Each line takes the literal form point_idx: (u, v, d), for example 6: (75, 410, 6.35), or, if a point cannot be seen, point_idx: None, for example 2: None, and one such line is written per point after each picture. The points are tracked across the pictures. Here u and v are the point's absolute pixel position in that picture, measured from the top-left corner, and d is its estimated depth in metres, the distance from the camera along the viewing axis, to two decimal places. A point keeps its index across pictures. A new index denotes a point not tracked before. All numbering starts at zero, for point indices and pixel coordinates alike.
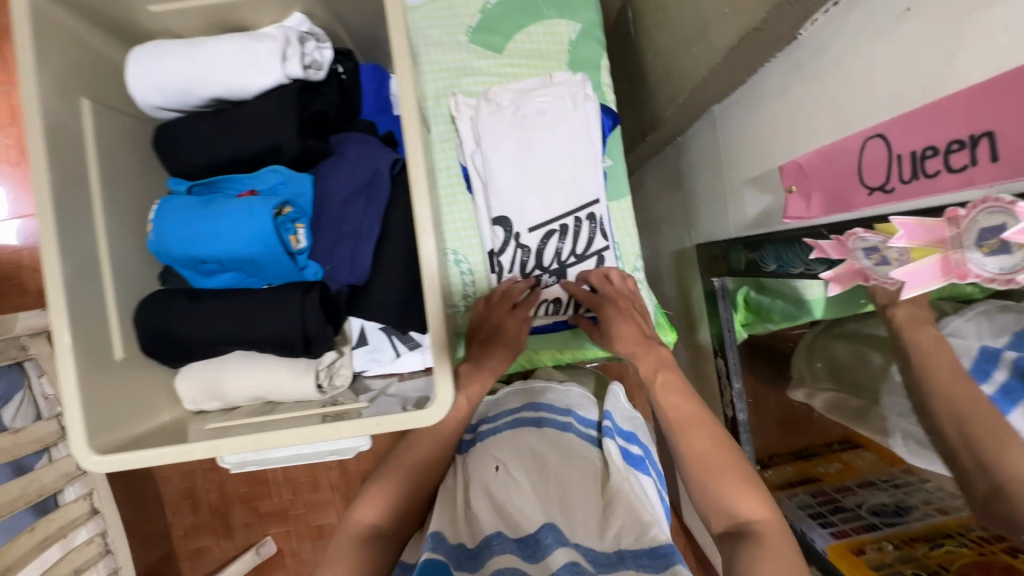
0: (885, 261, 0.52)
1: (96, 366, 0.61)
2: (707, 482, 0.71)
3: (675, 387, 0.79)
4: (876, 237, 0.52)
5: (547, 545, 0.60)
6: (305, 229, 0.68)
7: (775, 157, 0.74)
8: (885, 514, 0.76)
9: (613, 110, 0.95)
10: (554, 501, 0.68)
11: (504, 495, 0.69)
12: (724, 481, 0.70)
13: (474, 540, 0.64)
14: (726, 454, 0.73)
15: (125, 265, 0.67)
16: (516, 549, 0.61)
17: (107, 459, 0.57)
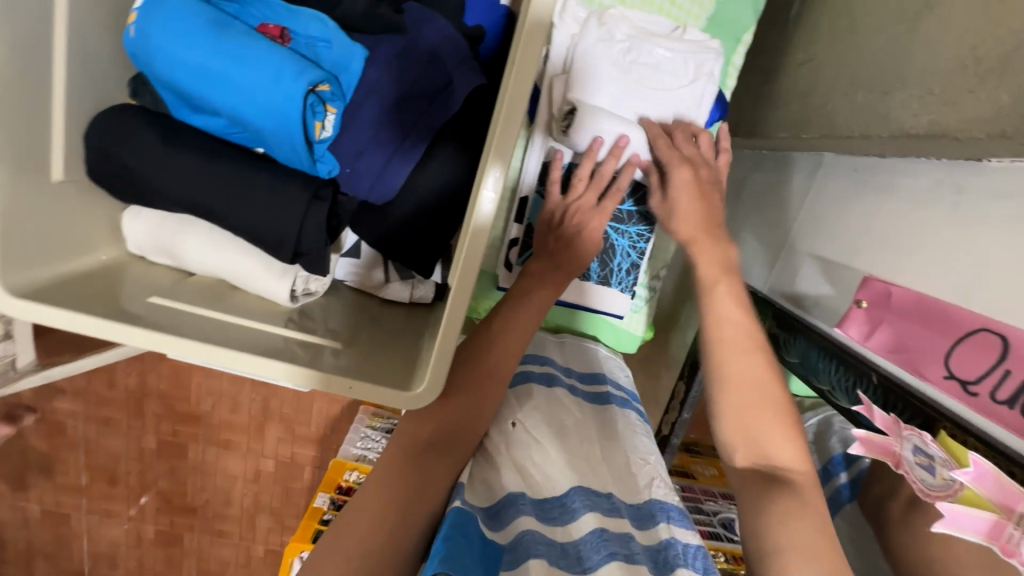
0: (929, 469, 0.49)
1: (29, 184, 0.48)
2: (737, 417, 0.59)
3: (729, 295, 0.66)
4: (939, 452, 0.48)
5: (575, 510, 0.59)
6: (336, 116, 0.52)
7: (861, 256, 0.67)
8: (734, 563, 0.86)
9: (725, 100, 0.80)
10: (576, 463, 0.67)
11: (522, 457, 0.66)
12: (768, 423, 0.58)
13: (485, 503, 0.59)
14: (777, 400, 0.59)
15: (90, 56, 0.50)
16: (539, 515, 0.58)
17: (21, 305, 0.47)
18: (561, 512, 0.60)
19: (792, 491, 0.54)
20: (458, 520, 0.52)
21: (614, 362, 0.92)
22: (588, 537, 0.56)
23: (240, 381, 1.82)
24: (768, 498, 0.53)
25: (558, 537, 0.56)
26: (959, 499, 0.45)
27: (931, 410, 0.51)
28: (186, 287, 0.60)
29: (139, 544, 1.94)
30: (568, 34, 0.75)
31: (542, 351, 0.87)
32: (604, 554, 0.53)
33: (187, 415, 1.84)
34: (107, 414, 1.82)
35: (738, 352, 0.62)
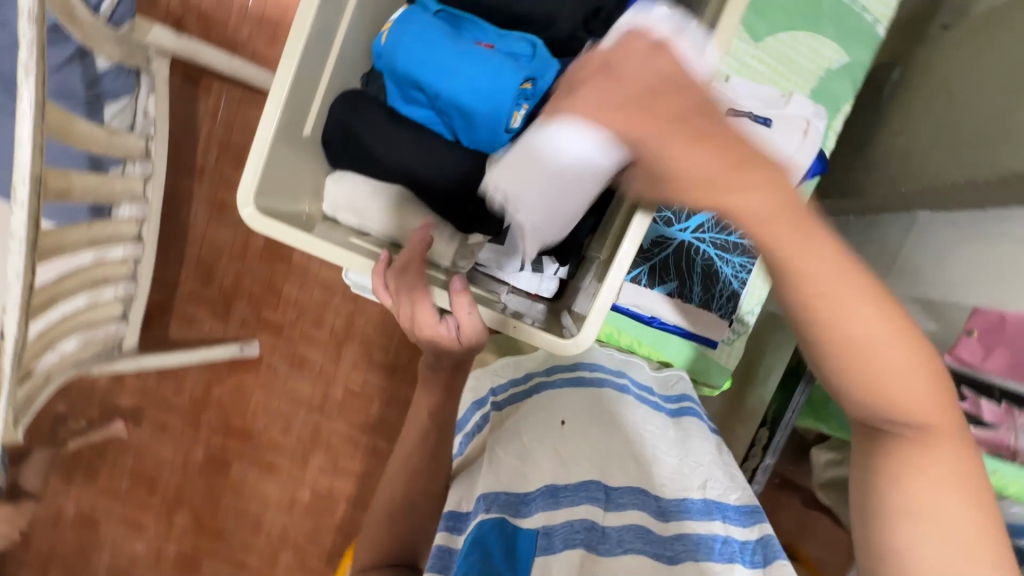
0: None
1: (289, 131, 0.61)
2: (858, 387, 0.39)
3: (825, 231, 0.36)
4: None
5: (620, 503, 0.67)
6: (525, 111, 0.64)
7: (966, 295, 0.72)
8: None
9: (825, 157, 0.90)
10: (600, 457, 0.72)
11: (572, 455, 0.72)
12: (884, 373, 0.38)
13: (514, 491, 0.68)
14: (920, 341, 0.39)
15: (347, 49, 0.65)
16: (556, 502, 0.66)
17: (262, 219, 0.58)
18: (614, 539, 0.64)
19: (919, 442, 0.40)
20: (481, 530, 0.61)
21: (682, 380, 0.89)
22: (629, 527, 0.65)
23: (298, 402, 1.86)
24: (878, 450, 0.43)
25: (599, 520, 0.65)
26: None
27: None
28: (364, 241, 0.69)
29: (158, 563, 1.89)
30: None
31: (590, 356, 0.86)
32: (644, 545, 0.63)
33: (240, 431, 1.88)
34: (166, 418, 1.88)
35: (830, 266, 0.37)
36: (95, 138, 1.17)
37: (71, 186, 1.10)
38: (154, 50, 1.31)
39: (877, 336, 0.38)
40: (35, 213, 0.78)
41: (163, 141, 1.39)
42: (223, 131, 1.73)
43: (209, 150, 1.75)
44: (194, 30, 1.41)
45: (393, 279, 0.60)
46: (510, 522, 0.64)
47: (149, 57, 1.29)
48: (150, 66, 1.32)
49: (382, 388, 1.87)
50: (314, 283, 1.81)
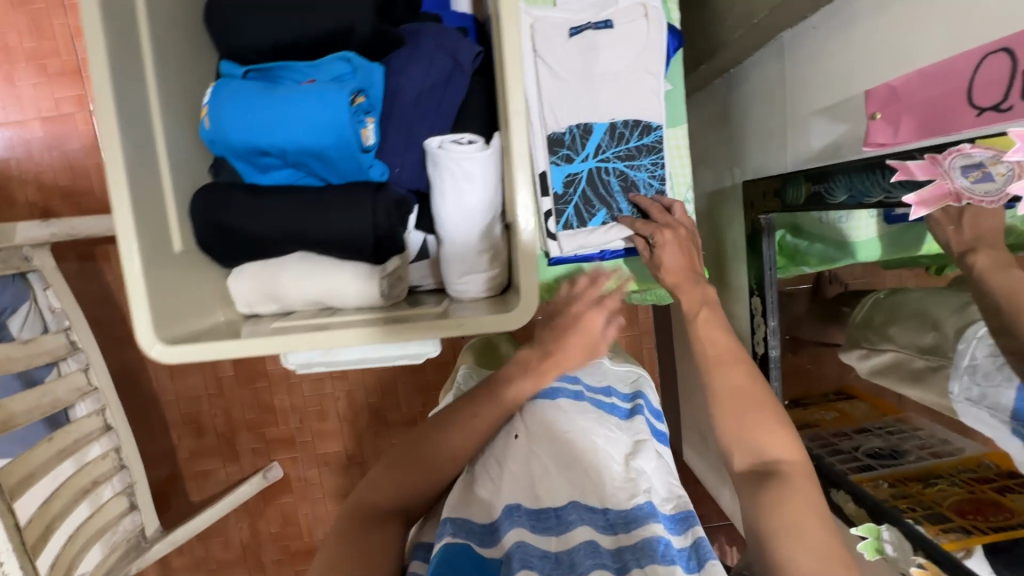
0: (988, 177, 0.54)
1: (158, 255, 0.58)
2: (736, 427, 0.68)
3: (716, 324, 0.75)
4: (985, 152, 0.53)
5: (570, 521, 0.66)
6: (375, 124, 0.63)
7: (855, 84, 0.72)
8: (880, 456, 0.91)
9: (678, 28, 0.89)
10: (557, 467, 0.72)
11: (524, 467, 0.72)
12: (759, 426, 0.67)
13: (483, 519, 0.67)
14: (765, 399, 0.69)
15: (177, 149, 0.62)
16: (530, 524, 0.65)
17: (176, 349, 0.56)
18: (569, 562, 0.61)
19: (784, 480, 0.63)
20: (446, 554, 0.61)
21: (641, 376, 0.95)
22: (579, 546, 0.62)
23: (343, 495, 1.83)
24: (763, 494, 0.63)
25: (549, 548, 0.63)
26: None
27: (967, 140, 0.55)
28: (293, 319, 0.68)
29: None
30: (529, 27, 0.86)
31: (563, 365, 0.87)
32: (595, 559, 0.60)
33: (304, 551, 1.86)
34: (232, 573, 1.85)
35: (727, 366, 0.71)
36: (10, 360, 1.14)
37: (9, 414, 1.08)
38: (28, 247, 1.27)
39: (766, 437, 0.67)
40: None
41: (83, 327, 1.35)
42: None
43: None
44: (62, 210, 1.36)
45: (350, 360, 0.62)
46: (477, 549, 0.63)
47: (26, 257, 1.26)
48: (32, 265, 1.28)
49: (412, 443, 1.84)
50: (300, 384, 1.77)
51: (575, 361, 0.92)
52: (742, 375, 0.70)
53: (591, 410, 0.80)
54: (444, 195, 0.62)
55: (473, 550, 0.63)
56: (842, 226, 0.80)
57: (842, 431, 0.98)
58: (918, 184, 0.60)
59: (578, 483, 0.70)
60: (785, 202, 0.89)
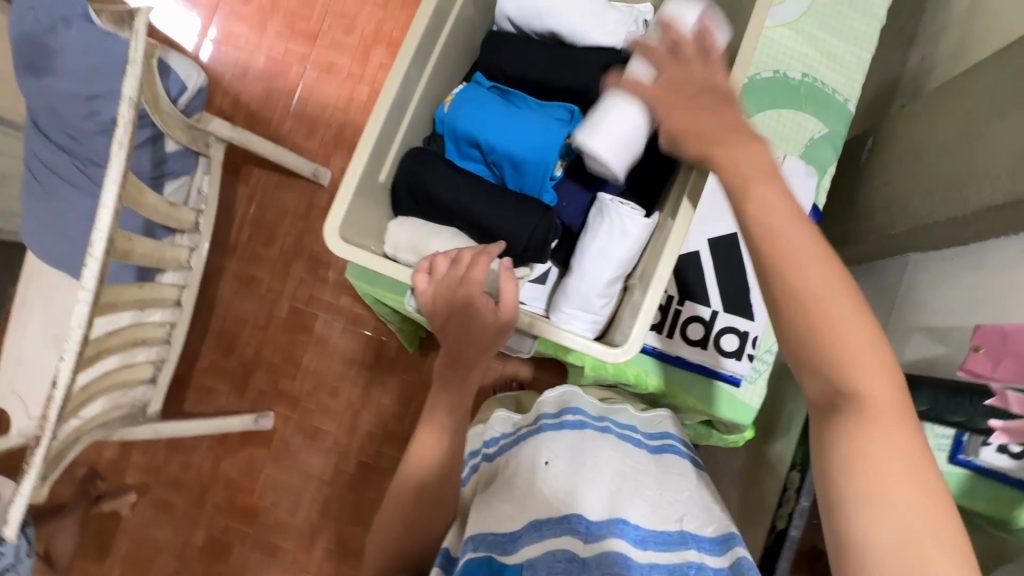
0: None
1: (366, 175, 0.73)
2: (822, 356, 0.51)
3: (822, 258, 0.52)
4: None
5: (599, 535, 0.73)
6: (566, 162, 0.77)
7: (966, 319, 0.79)
8: None
9: (819, 211, 1.02)
10: (590, 503, 0.76)
11: (557, 493, 0.77)
12: (850, 355, 0.50)
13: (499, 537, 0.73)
14: (869, 329, 0.51)
15: (415, 114, 0.79)
16: (561, 529, 0.72)
17: (347, 246, 0.69)
18: (567, 560, 0.69)
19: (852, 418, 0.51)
20: (467, 567, 0.68)
21: (666, 418, 1.01)
22: (611, 554, 0.70)
23: (309, 476, 1.91)
24: (829, 442, 0.52)
25: (579, 552, 0.70)
26: None
27: None
28: None
29: None
30: None
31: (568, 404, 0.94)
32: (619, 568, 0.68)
33: (246, 510, 1.88)
34: (168, 497, 1.88)
35: (840, 297, 0.51)
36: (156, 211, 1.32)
37: (132, 249, 1.21)
38: (213, 137, 1.50)
39: (882, 394, 0.50)
40: (89, 323, 1.03)
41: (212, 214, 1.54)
42: (256, 213, 2.00)
43: (245, 229, 2.00)
44: None
45: (444, 260, 0.69)
46: (497, 560, 0.70)
47: (208, 143, 1.50)
48: (208, 150, 1.51)
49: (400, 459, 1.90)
50: (335, 355, 1.96)
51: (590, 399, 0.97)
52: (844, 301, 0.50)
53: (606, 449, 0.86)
54: (598, 236, 0.73)
55: (495, 561, 0.70)
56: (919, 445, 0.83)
57: None
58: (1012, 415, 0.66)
59: (614, 499, 0.78)
60: None
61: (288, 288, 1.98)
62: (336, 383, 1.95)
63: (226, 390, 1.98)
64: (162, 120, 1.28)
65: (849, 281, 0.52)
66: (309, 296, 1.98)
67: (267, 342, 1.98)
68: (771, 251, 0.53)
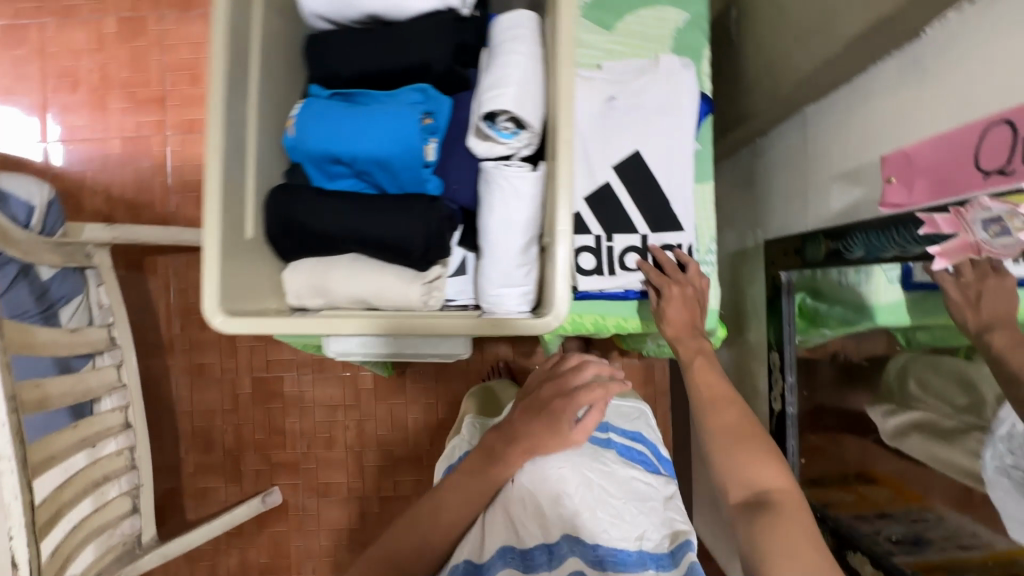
0: (1006, 229, 0.56)
1: (231, 238, 0.66)
2: (730, 459, 0.74)
3: (711, 377, 0.85)
4: (1002, 206, 0.56)
5: (562, 555, 0.80)
6: (437, 144, 0.71)
7: (871, 153, 0.79)
8: (906, 542, 0.85)
9: (709, 98, 1.00)
10: (551, 502, 0.83)
11: (523, 509, 0.82)
12: (749, 453, 0.73)
13: (479, 557, 0.80)
14: (759, 432, 0.77)
15: (261, 152, 0.71)
16: (521, 563, 0.80)
17: (236, 319, 0.63)
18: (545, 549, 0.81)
19: (777, 511, 0.67)
20: None
21: (644, 414, 1.13)
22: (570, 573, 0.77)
23: (336, 530, 1.87)
24: (766, 526, 0.65)
25: None
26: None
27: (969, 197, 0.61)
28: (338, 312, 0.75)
29: None
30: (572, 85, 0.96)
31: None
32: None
33: None
34: None
35: (764, 460, 0.73)
36: (58, 344, 1.22)
37: (47, 393, 1.11)
38: (91, 245, 1.38)
39: (787, 485, 0.71)
40: None
41: (125, 323, 1.43)
42: (177, 301, 1.87)
43: (173, 321, 1.88)
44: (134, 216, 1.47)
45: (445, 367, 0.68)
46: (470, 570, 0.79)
47: (88, 253, 1.37)
48: (92, 260, 1.38)
49: (418, 481, 1.88)
50: (315, 408, 1.89)
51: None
52: (774, 469, 0.72)
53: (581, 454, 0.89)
54: (492, 210, 0.68)
55: None
56: (861, 288, 0.83)
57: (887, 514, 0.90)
58: (941, 236, 0.64)
59: (575, 525, 0.81)
60: (805, 259, 0.94)
61: (243, 364, 1.89)
62: (328, 435, 1.89)
63: (222, 484, 1.90)
64: (20, 249, 1.16)
65: (765, 435, 0.76)
66: (266, 362, 1.89)
67: (244, 422, 1.91)
68: (704, 394, 0.83)
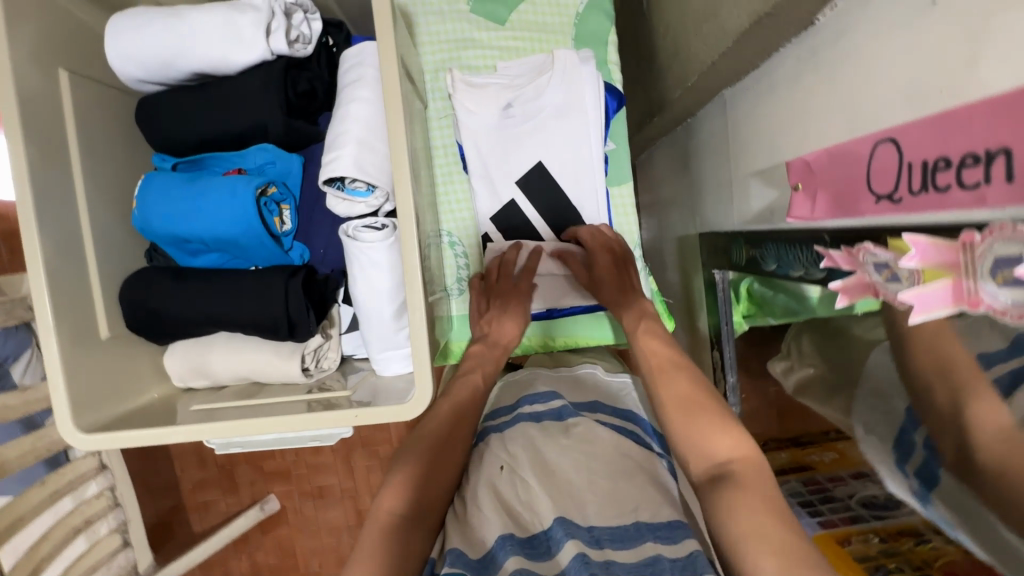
0: (896, 277, 0.49)
1: (81, 344, 0.62)
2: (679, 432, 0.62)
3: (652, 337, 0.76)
4: (888, 255, 0.49)
5: (562, 539, 0.60)
6: (290, 211, 0.67)
7: (781, 153, 0.70)
8: (874, 507, 0.66)
9: (619, 90, 0.91)
10: (545, 477, 0.70)
11: (512, 493, 0.68)
12: (696, 422, 0.61)
13: (475, 552, 0.61)
14: (706, 400, 0.64)
15: (104, 241, 0.66)
16: (525, 552, 0.60)
17: (92, 438, 0.59)
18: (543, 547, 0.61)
19: (738, 483, 0.55)
20: None
21: (635, 392, 0.93)
22: (570, 563, 0.56)
23: (337, 530, 1.76)
24: (719, 496, 0.55)
25: (532, 566, 0.57)
26: (922, 282, 0.45)
27: (864, 226, 0.54)
28: (223, 394, 0.71)
29: None
30: (463, 99, 0.88)
31: (542, 388, 0.88)
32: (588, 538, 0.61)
33: None
34: None
35: (716, 428, 0.60)
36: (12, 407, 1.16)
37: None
38: None
39: (737, 454, 0.58)
40: None
41: None
42: None
43: None
44: None
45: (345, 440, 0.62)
46: None
47: None
48: None
49: None
50: None
51: (558, 379, 0.93)
52: (727, 437, 0.59)
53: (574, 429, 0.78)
54: (355, 282, 0.65)
55: None
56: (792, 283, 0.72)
57: (838, 477, 0.73)
58: (845, 272, 0.57)
59: (561, 498, 0.66)
60: (731, 261, 0.87)
61: None
62: None
63: (222, 495, 1.74)
64: None
65: (717, 405, 0.63)
66: None
67: None
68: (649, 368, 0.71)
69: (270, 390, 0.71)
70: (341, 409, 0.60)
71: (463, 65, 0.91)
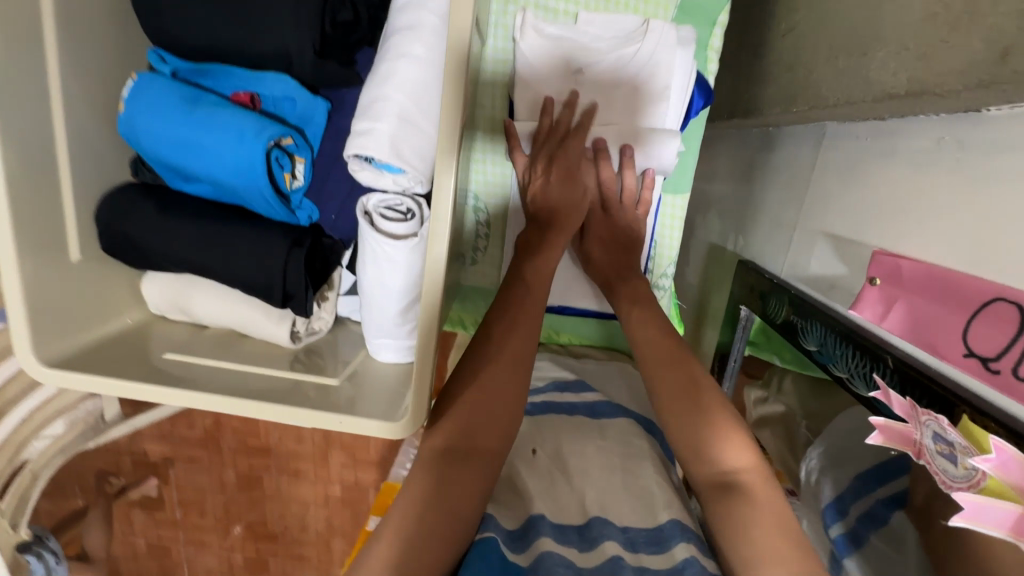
0: (953, 458, 0.42)
1: (49, 267, 0.54)
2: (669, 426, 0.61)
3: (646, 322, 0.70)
4: (961, 438, 0.42)
5: (603, 533, 0.60)
6: (305, 166, 0.56)
7: (871, 234, 0.61)
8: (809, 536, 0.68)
9: (708, 85, 0.78)
10: (583, 468, 0.68)
11: (549, 482, 0.67)
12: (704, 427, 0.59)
13: (514, 525, 0.60)
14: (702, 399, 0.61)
15: (81, 149, 0.56)
16: (559, 537, 0.59)
17: (54, 374, 0.54)
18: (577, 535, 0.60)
19: (746, 496, 0.54)
20: (479, 546, 0.53)
21: None
22: (606, 565, 0.56)
23: None
24: (728, 508, 0.54)
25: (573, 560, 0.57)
26: (983, 490, 0.39)
27: (937, 374, 0.48)
28: (203, 338, 0.66)
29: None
30: (529, 50, 0.74)
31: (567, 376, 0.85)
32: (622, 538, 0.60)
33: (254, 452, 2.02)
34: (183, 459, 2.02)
35: (725, 435, 0.58)
36: None
37: None
38: None
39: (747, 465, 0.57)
40: None
41: None
42: None
43: None
44: None
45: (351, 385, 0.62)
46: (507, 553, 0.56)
47: None
48: None
49: None
50: None
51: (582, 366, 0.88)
52: (739, 446, 0.58)
53: (609, 432, 0.74)
54: (365, 269, 0.58)
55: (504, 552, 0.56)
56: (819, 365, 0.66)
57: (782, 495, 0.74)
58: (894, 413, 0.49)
59: (603, 497, 0.65)
60: (765, 311, 0.81)
61: None
62: None
63: None
64: None
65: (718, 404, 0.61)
66: None
67: None
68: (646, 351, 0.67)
69: (254, 345, 0.66)
70: (327, 407, 0.56)
71: (540, 4, 0.76)
